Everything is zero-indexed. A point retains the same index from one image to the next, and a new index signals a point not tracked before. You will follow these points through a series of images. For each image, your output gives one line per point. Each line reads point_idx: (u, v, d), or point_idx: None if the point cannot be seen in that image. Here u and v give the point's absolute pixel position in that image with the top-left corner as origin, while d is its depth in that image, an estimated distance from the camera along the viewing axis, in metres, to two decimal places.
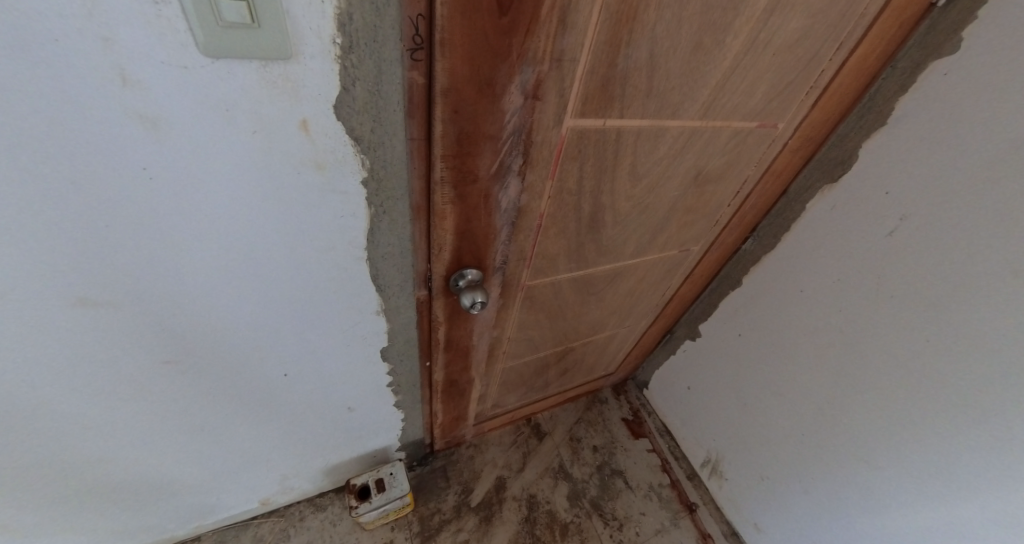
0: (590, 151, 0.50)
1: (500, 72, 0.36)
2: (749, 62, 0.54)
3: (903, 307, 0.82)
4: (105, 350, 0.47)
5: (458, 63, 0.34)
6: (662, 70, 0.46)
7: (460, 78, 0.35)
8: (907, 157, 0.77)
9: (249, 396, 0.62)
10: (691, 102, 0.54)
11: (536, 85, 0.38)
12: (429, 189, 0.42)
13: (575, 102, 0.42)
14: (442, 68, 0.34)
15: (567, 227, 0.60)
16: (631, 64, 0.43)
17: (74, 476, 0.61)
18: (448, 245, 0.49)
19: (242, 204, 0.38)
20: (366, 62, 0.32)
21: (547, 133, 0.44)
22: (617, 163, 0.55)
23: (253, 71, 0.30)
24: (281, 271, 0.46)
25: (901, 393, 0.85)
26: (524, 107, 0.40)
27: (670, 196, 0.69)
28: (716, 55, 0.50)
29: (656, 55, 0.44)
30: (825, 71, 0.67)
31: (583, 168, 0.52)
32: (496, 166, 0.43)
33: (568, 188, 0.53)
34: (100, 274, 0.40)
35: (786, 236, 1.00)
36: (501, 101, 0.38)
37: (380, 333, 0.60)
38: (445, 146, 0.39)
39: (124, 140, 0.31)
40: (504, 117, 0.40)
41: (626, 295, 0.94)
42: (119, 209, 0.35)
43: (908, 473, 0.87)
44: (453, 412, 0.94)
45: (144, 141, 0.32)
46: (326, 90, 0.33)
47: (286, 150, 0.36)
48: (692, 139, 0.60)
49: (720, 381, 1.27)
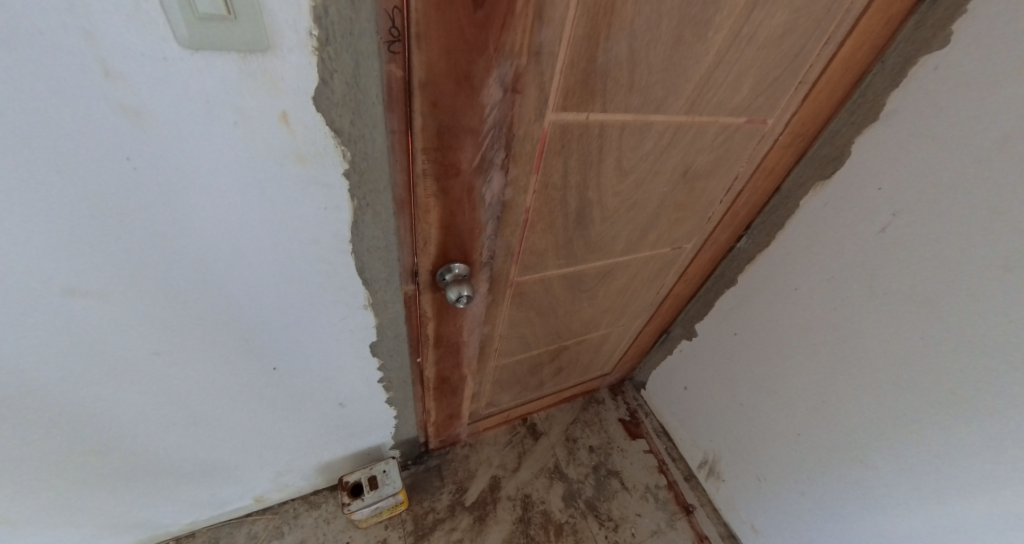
0: (574, 146, 0.51)
1: (477, 65, 0.37)
2: (732, 57, 0.55)
3: (896, 303, 0.82)
4: (95, 343, 0.47)
5: (435, 56, 0.35)
6: (644, 65, 0.47)
7: (437, 71, 0.36)
8: (897, 153, 0.77)
9: (241, 390, 0.63)
10: (674, 98, 0.54)
11: (515, 78, 0.39)
12: (411, 183, 0.43)
13: (555, 95, 0.43)
14: (419, 61, 0.34)
15: (555, 223, 0.60)
16: (611, 58, 0.44)
17: (66, 469, 0.61)
18: (433, 238, 0.50)
19: (227, 196, 0.39)
20: (343, 54, 0.33)
21: (529, 127, 0.44)
22: (602, 158, 0.55)
23: (231, 63, 0.31)
24: (267, 264, 0.47)
25: (895, 389, 0.85)
26: (504, 101, 0.40)
27: (658, 193, 0.70)
28: (698, 49, 0.51)
29: (637, 49, 0.45)
30: (812, 68, 0.68)
31: (568, 163, 0.52)
32: (478, 159, 0.44)
33: (554, 183, 0.54)
34: (88, 265, 0.40)
35: (779, 233, 1.00)
36: (480, 94, 0.39)
37: (368, 328, 0.61)
38: (426, 138, 0.40)
39: (110, 130, 0.32)
40: (485, 110, 0.40)
41: (620, 292, 0.94)
42: (104, 199, 0.36)
43: (904, 472, 0.87)
44: (447, 410, 0.95)
45: (127, 133, 0.33)
46: (305, 82, 0.34)
47: (269, 141, 0.36)
48: (679, 134, 0.61)
49: (716, 380, 1.27)
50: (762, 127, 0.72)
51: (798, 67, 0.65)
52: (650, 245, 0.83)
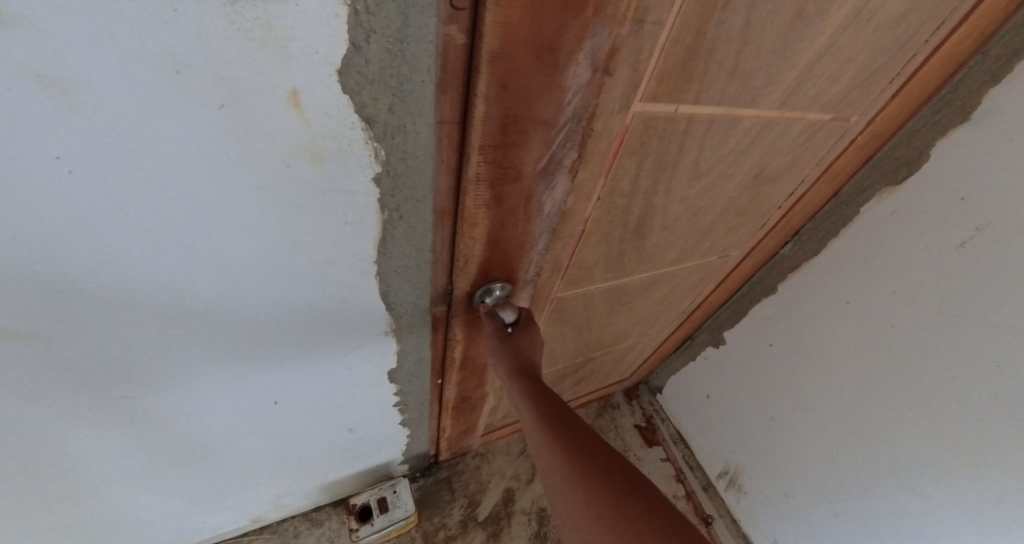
0: (653, 144, 0.40)
1: (567, 33, 0.26)
2: (847, 38, 0.44)
3: (969, 328, 0.72)
4: (49, 390, 0.37)
5: (515, 17, 0.24)
6: (754, 44, 0.36)
7: (515, 40, 0.25)
8: (991, 161, 0.66)
9: (236, 421, 0.54)
10: (771, 86, 0.43)
11: (609, 55, 0.28)
12: (458, 189, 0.34)
13: (649, 80, 0.33)
14: (493, 23, 0.24)
15: (611, 234, 0.51)
16: (722, 31, 0.33)
17: (25, 520, 0.51)
18: (475, 255, 0.40)
19: (212, 211, 0.28)
20: (387, 5, 0.22)
21: (609, 119, 0.34)
22: (679, 159, 0.45)
23: (218, 13, 0.19)
24: (267, 289, 0.37)
25: (957, 420, 0.76)
26: (589, 85, 0.30)
27: (723, 200, 0.60)
28: (814, 28, 0.40)
29: (754, 21, 0.34)
30: (916, 54, 0.56)
31: (642, 164, 0.42)
32: (543, 159, 0.34)
33: (621, 189, 0.43)
34: (21, 306, 0.29)
35: (833, 242, 0.90)
36: (563, 74, 0.28)
37: (388, 354, 0.52)
38: (485, 133, 0.30)
39: (22, 119, 0.20)
40: (564, 97, 0.30)
41: (657, 303, 0.85)
42: (30, 218, 0.24)
43: (959, 506, 0.79)
44: (463, 425, 0.86)
45: (51, 121, 0.21)
46: (329, 48, 0.23)
47: (271, 134, 0.25)
48: (763, 132, 0.50)
49: (744, 391, 1.18)
50: (844, 126, 0.62)
51: (903, 52, 0.53)
52: (698, 256, 0.74)
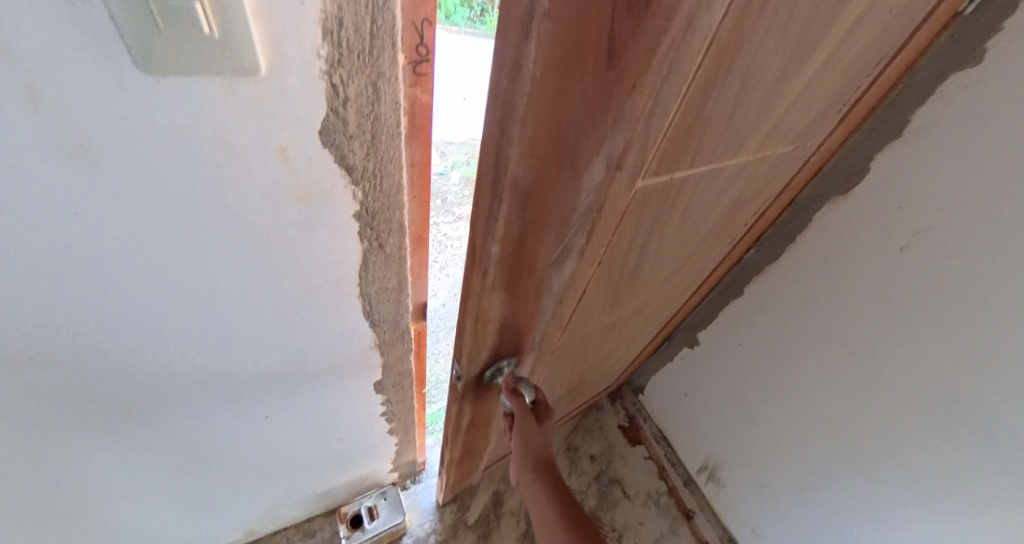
0: (652, 203, 0.41)
1: (586, 142, 0.26)
2: (815, 87, 0.47)
3: (914, 324, 0.78)
4: (57, 413, 0.40)
5: (540, 130, 0.27)
6: (748, 101, 0.36)
7: (539, 149, 0.28)
8: (926, 171, 0.72)
9: (231, 438, 0.56)
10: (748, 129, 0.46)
11: (624, 155, 0.26)
12: (484, 264, 0.38)
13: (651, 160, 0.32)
14: (521, 143, 0.28)
15: (610, 279, 0.53)
16: (721, 98, 0.32)
17: None
18: (494, 315, 0.44)
19: (208, 248, 0.32)
20: (358, 74, 0.25)
21: (617, 200, 0.32)
22: (671, 208, 0.48)
23: (216, 90, 0.23)
24: (258, 315, 0.40)
25: (910, 409, 0.82)
26: (605, 183, 0.28)
27: (705, 228, 0.64)
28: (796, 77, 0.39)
29: (749, 86, 0.34)
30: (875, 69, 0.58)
31: (642, 220, 0.43)
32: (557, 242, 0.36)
33: (619, 246, 0.45)
34: (38, 333, 0.32)
35: (792, 246, 0.96)
36: (580, 175, 0.29)
37: (374, 368, 0.55)
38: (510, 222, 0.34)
39: (45, 177, 0.23)
40: (579, 196, 0.30)
41: (644, 319, 0.89)
42: (50, 258, 0.28)
43: (916, 489, 0.85)
44: (464, 469, 0.90)
45: (69, 179, 0.24)
46: (312, 114, 0.26)
47: (261, 184, 0.29)
48: (741, 171, 0.54)
49: (719, 389, 1.24)
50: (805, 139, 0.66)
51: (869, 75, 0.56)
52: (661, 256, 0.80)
